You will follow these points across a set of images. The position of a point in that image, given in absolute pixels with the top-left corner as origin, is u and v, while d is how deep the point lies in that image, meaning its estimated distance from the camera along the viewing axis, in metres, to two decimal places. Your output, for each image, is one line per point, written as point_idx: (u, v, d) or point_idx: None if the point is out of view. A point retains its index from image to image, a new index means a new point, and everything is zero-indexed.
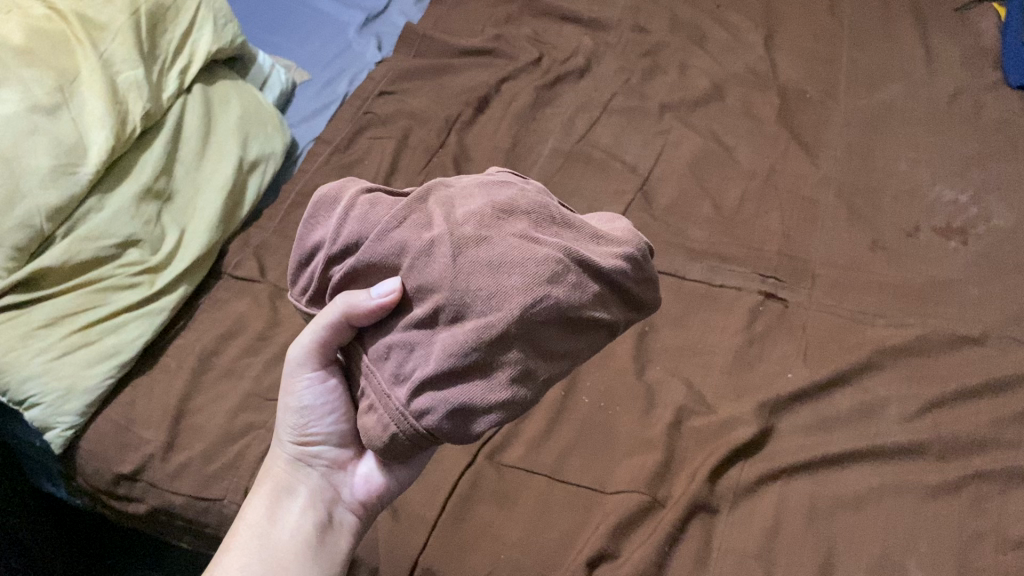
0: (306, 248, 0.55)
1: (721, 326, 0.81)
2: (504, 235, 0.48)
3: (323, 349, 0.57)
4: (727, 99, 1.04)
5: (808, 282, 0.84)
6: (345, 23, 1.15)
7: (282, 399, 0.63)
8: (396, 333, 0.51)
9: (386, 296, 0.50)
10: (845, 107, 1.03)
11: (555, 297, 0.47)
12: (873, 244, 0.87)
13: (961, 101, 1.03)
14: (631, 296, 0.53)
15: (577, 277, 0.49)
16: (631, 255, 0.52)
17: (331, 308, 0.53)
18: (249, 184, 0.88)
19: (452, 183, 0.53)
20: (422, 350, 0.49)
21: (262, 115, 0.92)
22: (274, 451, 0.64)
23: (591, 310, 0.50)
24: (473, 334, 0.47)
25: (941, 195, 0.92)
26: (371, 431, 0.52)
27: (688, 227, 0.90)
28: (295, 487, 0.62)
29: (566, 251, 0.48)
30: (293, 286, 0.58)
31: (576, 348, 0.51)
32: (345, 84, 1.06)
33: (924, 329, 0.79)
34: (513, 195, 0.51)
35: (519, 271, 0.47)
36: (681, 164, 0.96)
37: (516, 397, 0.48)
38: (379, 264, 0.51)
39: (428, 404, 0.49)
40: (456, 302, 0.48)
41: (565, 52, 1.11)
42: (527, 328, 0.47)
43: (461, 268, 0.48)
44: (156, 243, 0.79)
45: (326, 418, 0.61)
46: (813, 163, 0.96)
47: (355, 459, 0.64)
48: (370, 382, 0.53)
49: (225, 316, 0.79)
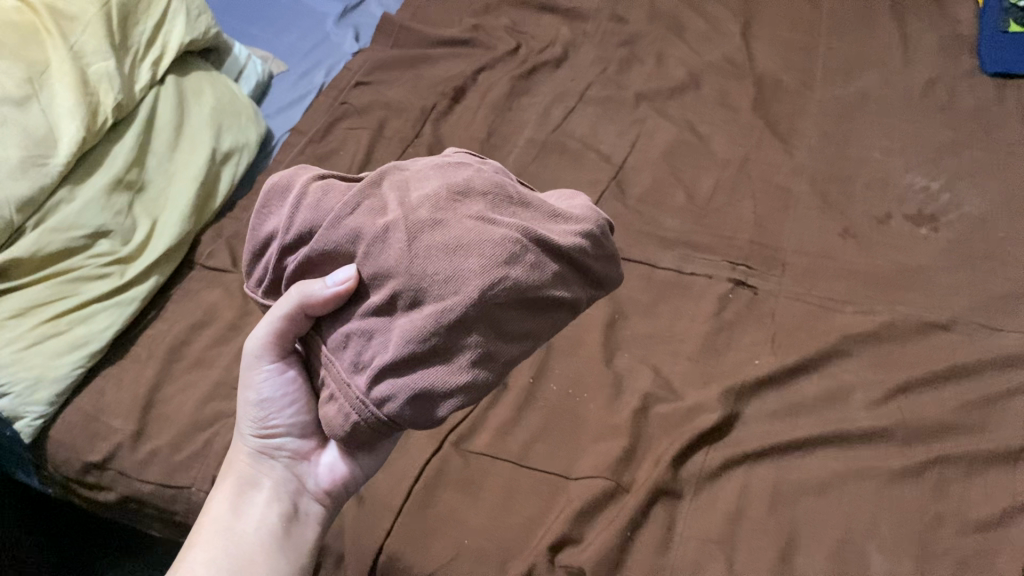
0: (259, 238, 0.55)
1: (691, 314, 0.81)
2: (459, 218, 0.49)
3: (281, 340, 0.58)
4: (703, 88, 1.05)
5: (778, 270, 0.85)
6: (323, 13, 1.15)
7: (243, 392, 0.63)
8: (353, 321, 0.51)
9: (341, 284, 0.50)
10: (821, 96, 1.03)
11: (513, 278, 0.48)
12: (844, 231, 0.88)
13: (936, 89, 1.03)
14: (592, 272, 0.54)
15: (536, 257, 0.50)
16: (590, 232, 0.53)
17: (287, 299, 0.53)
18: (223, 176, 0.89)
19: (406, 166, 0.53)
20: (380, 337, 0.50)
21: (235, 106, 0.93)
22: (235, 444, 0.65)
23: (551, 289, 0.50)
24: (431, 319, 0.47)
25: (913, 183, 0.92)
26: (332, 420, 0.53)
27: (661, 216, 0.90)
28: (258, 479, 0.62)
29: (523, 231, 0.49)
30: (249, 278, 0.58)
31: (537, 328, 0.52)
32: (321, 75, 1.06)
33: (892, 316, 0.79)
34: (468, 177, 0.52)
35: (476, 253, 0.48)
36: (655, 154, 0.97)
37: (477, 380, 0.49)
38: (333, 252, 0.51)
39: (388, 391, 0.49)
40: (413, 287, 0.48)
41: (543, 42, 1.11)
42: (486, 311, 0.48)
43: (417, 252, 0.48)
44: (127, 234, 0.79)
45: (286, 410, 0.62)
46: (786, 151, 0.96)
47: (318, 449, 0.65)
48: (329, 371, 0.53)
49: (197, 306, 0.80)
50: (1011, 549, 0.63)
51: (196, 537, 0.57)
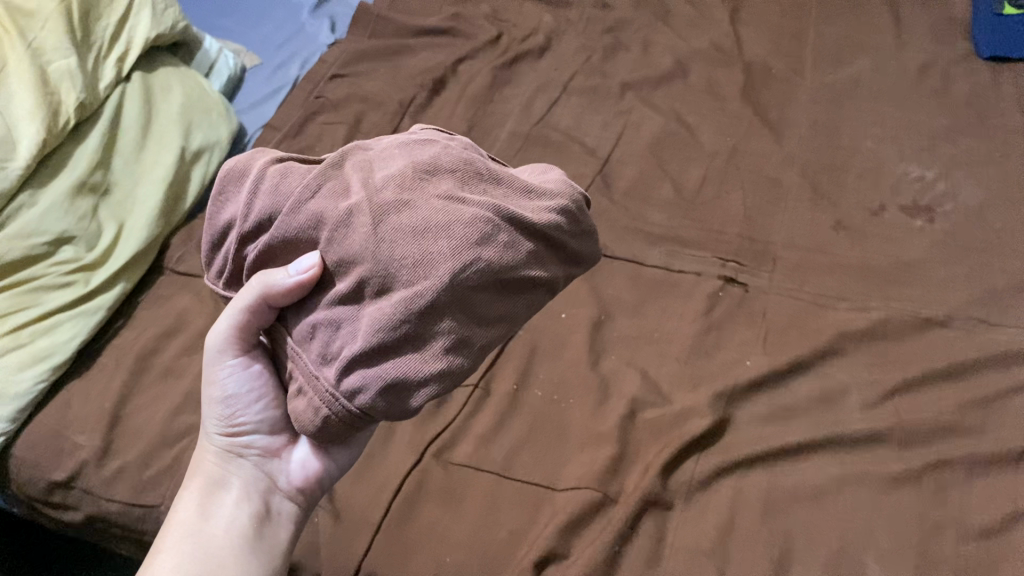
0: (218, 225, 0.53)
1: (680, 313, 0.78)
2: (426, 199, 0.46)
3: (245, 333, 0.56)
4: (691, 76, 1.02)
5: (769, 265, 0.82)
6: (298, 3, 1.10)
7: (208, 390, 0.61)
8: (317, 310, 0.49)
9: (305, 273, 0.48)
10: (811, 83, 1.00)
11: (485, 260, 0.46)
12: (836, 224, 0.85)
13: (929, 75, 1.00)
14: (568, 250, 0.52)
15: (509, 237, 0.47)
16: (563, 208, 0.51)
17: (248, 291, 0.51)
18: (194, 175, 0.85)
19: (370, 146, 0.51)
20: (347, 327, 0.47)
21: (206, 101, 0.89)
22: (202, 445, 0.62)
23: (525, 269, 0.48)
24: (401, 306, 0.45)
25: (906, 172, 0.89)
26: (302, 415, 0.50)
27: (647, 211, 0.87)
28: (227, 479, 0.59)
29: (494, 210, 0.47)
30: (210, 269, 0.56)
31: (513, 311, 0.49)
32: (296, 68, 1.02)
33: (887, 312, 0.77)
34: (435, 154, 0.49)
35: (445, 235, 0.45)
36: (642, 145, 0.94)
37: (452, 368, 0.46)
38: (294, 239, 0.48)
39: (358, 383, 0.46)
40: (381, 273, 0.45)
41: (525, 30, 1.08)
42: (458, 295, 0.45)
43: (383, 236, 0.46)
44: (91, 240, 0.76)
45: (254, 406, 0.60)
46: (776, 142, 0.93)
47: (289, 446, 0.62)
48: (296, 364, 0.50)
49: (166, 313, 0.77)
50: (1014, 555, 0.61)
51: (162, 541, 0.54)
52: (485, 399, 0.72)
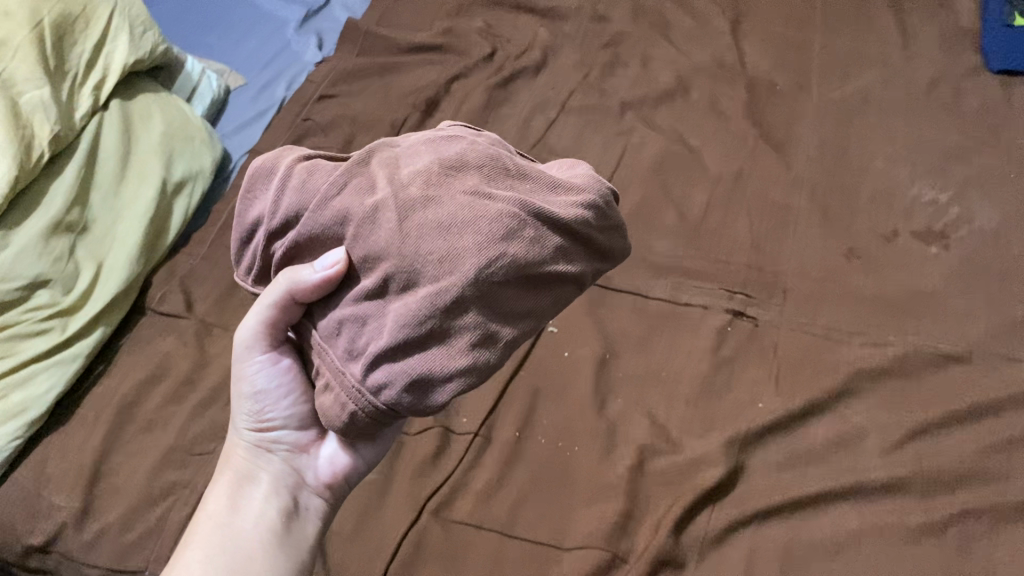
0: (246, 223, 0.51)
1: (687, 348, 0.74)
2: (452, 194, 0.45)
3: (272, 329, 0.54)
4: (693, 93, 0.98)
5: (778, 297, 0.78)
6: (284, 19, 1.06)
7: (239, 385, 0.60)
8: (344, 306, 0.48)
9: (331, 268, 0.47)
10: (818, 100, 0.97)
11: (511, 256, 0.44)
12: (848, 252, 0.81)
13: (939, 89, 0.97)
14: (597, 246, 0.49)
15: (535, 232, 0.45)
16: (593, 203, 0.48)
17: (275, 287, 0.50)
18: (176, 208, 0.81)
19: (397, 142, 0.49)
20: (374, 323, 0.46)
21: (188, 127, 0.85)
22: (233, 439, 0.61)
23: (552, 265, 0.46)
24: (427, 301, 0.43)
25: (919, 195, 0.86)
26: (328, 411, 0.49)
27: (651, 238, 0.84)
28: (255, 475, 0.58)
29: (521, 205, 0.45)
30: (238, 267, 0.55)
31: (541, 306, 0.47)
32: (282, 88, 0.98)
33: (904, 348, 0.74)
34: (461, 150, 0.47)
35: (472, 230, 0.44)
36: (643, 168, 0.90)
37: (478, 363, 0.44)
38: (321, 235, 0.47)
39: (384, 378, 0.45)
40: (406, 270, 0.44)
41: (520, 46, 1.04)
42: (485, 291, 0.44)
43: (409, 232, 0.44)
44: (68, 282, 0.72)
45: (283, 402, 0.58)
46: (783, 163, 0.90)
47: (318, 441, 0.60)
48: (322, 360, 0.49)
49: (148, 358, 0.73)
50: None
51: (191, 535, 0.53)
52: (486, 447, 0.69)
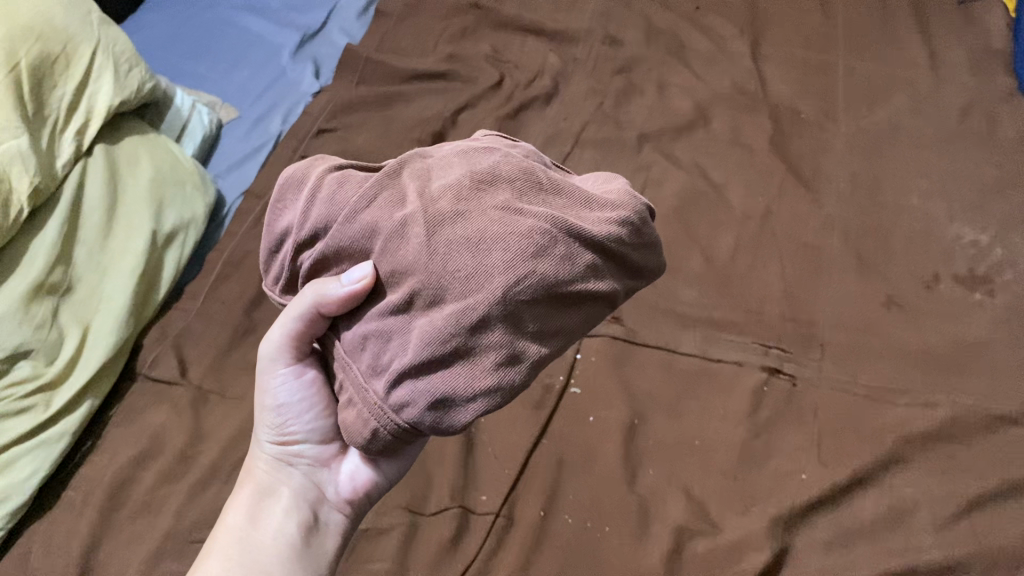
0: (275, 233, 0.50)
1: (722, 413, 0.69)
2: (483, 208, 0.42)
3: (297, 342, 0.53)
4: (713, 123, 0.93)
5: (816, 351, 0.73)
6: (278, 46, 1.00)
7: (260, 398, 0.59)
8: (370, 320, 0.45)
9: (357, 282, 0.45)
10: (845, 129, 0.92)
11: (540, 274, 0.41)
12: (887, 300, 0.76)
13: (973, 115, 0.92)
14: (632, 262, 0.46)
15: (567, 249, 0.42)
16: (629, 220, 0.45)
17: (302, 299, 0.48)
18: (168, 260, 0.76)
19: (430, 151, 0.47)
20: (398, 338, 0.43)
21: (178, 171, 0.80)
22: (254, 451, 0.60)
23: (584, 283, 0.43)
24: (452, 319, 0.41)
25: (959, 235, 0.81)
26: (350, 428, 0.46)
27: (677, 285, 0.78)
28: (276, 488, 0.57)
29: (553, 220, 0.42)
30: (266, 275, 0.54)
31: (571, 325, 0.44)
32: (278, 122, 0.92)
33: (953, 410, 0.68)
34: (494, 162, 0.44)
35: (500, 246, 0.41)
36: (665, 209, 0.85)
37: (504, 384, 0.42)
38: (348, 248, 0.46)
39: (406, 397, 0.43)
40: (432, 286, 0.42)
41: (528, 72, 0.98)
42: (513, 310, 0.41)
43: (436, 247, 0.42)
44: (52, 351, 0.66)
45: (305, 416, 0.58)
46: (813, 201, 0.84)
47: (340, 456, 0.60)
48: (346, 375, 0.47)
49: (141, 431, 0.67)
50: None
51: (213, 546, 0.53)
52: (509, 527, 0.63)
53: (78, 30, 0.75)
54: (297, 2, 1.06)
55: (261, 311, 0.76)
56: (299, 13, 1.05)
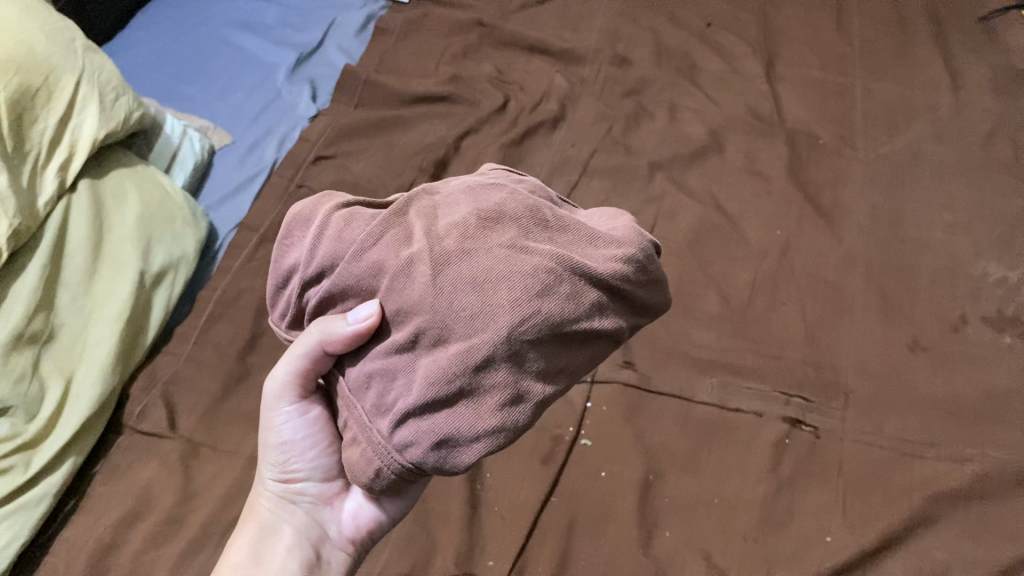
0: (283, 269, 0.48)
1: (742, 469, 0.66)
2: (489, 247, 0.41)
3: (303, 380, 0.53)
4: (727, 150, 0.89)
5: (839, 401, 0.69)
6: (273, 65, 0.96)
7: (264, 434, 0.59)
8: (375, 360, 0.44)
9: (363, 322, 0.43)
10: (865, 156, 0.88)
11: (545, 313, 0.39)
12: (912, 344, 0.73)
13: (998, 142, 0.88)
14: (638, 299, 0.44)
15: (572, 287, 0.40)
16: (636, 257, 0.43)
17: (308, 337, 0.47)
18: (157, 301, 0.72)
19: (438, 188, 0.46)
20: (403, 378, 0.42)
21: (167, 206, 0.76)
22: (257, 488, 0.60)
23: (590, 321, 0.41)
24: (456, 359, 0.40)
25: (985, 272, 0.77)
26: (355, 465, 0.46)
27: (691, 327, 0.75)
28: (279, 526, 0.58)
29: (560, 258, 0.40)
30: (273, 311, 0.52)
31: (578, 364, 0.43)
32: (273, 148, 0.88)
33: (985, 465, 0.65)
34: (501, 199, 0.43)
35: (505, 285, 0.39)
36: (678, 242, 0.81)
37: (507, 425, 0.40)
38: (355, 287, 0.44)
39: (410, 437, 0.41)
40: (437, 326, 0.40)
41: (534, 95, 0.94)
42: (518, 349, 0.40)
43: (441, 287, 0.40)
44: (32, 406, 0.62)
45: (309, 453, 0.58)
46: (834, 235, 0.81)
47: (342, 493, 0.60)
48: (351, 413, 0.46)
49: (128, 490, 0.64)
50: None
51: None
52: None
53: (61, 59, 0.71)
54: (294, 19, 1.02)
55: (255, 354, 0.72)
56: (295, 30, 1.01)
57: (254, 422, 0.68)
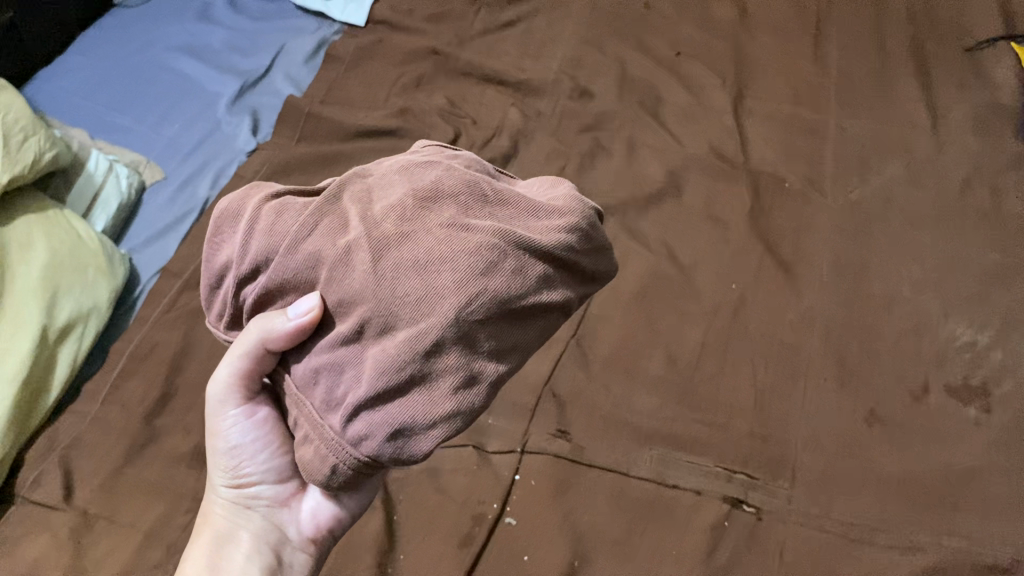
0: (214, 268, 0.46)
1: (674, 556, 0.61)
2: (428, 228, 0.40)
3: (247, 380, 0.51)
4: (686, 193, 0.84)
5: (786, 479, 0.64)
6: (215, 94, 0.92)
7: (212, 441, 0.57)
8: (318, 353, 0.43)
9: (305, 315, 0.42)
10: (833, 201, 0.82)
11: (492, 291, 0.39)
12: (868, 414, 0.68)
13: (976, 188, 0.82)
14: (584, 269, 0.44)
15: (517, 262, 0.40)
16: (578, 224, 0.44)
17: (248, 335, 0.45)
18: (62, 358, 0.67)
19: (371, 169, 0.44)
20: (350, 370, 0.41)
21: (81, 255, 0.71)
22: (209, 496, 0.58)
23: (538, 295, 0.41)
24: (405, 347, 0.39)
25: (954, 335, 0.72)
26: (310, 465, 0.43)
27: (634, 392, 0.70)
28: (235, 534, 0.56)
29: (502, 233, 0.40)
30: (210, 312, 0.49)
31: (528, 339, 0.43)
32: (206, 186, 0.84)
33: (939, 557, 0.60)
34: (437, 176, 0.42)
35: (449, 266, 0.39)
36: (626, 294, 0.76)
37: (463, 407, 0.40)
38: (293, 281, 0.42)
39: (364, 430, 0.40)
40: (382, 313, 0.39)
41: (486, 130, 0.90)
42: (467, 330, 0.39)
43: (383, 274, 0.39)
44: None
45: (260, 456, 0.56)
46: (793, 291, 0.75)
47: (299, 493, 0.58)
48: (300, 410, 0.44)
49: (12, 565, 0.59)
50: None
51: None
52: None
53: None
54: (241, 43, 0.98)
55: (165, 416, 0.68)
56: (242, 56, 0.96)
57: (158, 491, 0.64)
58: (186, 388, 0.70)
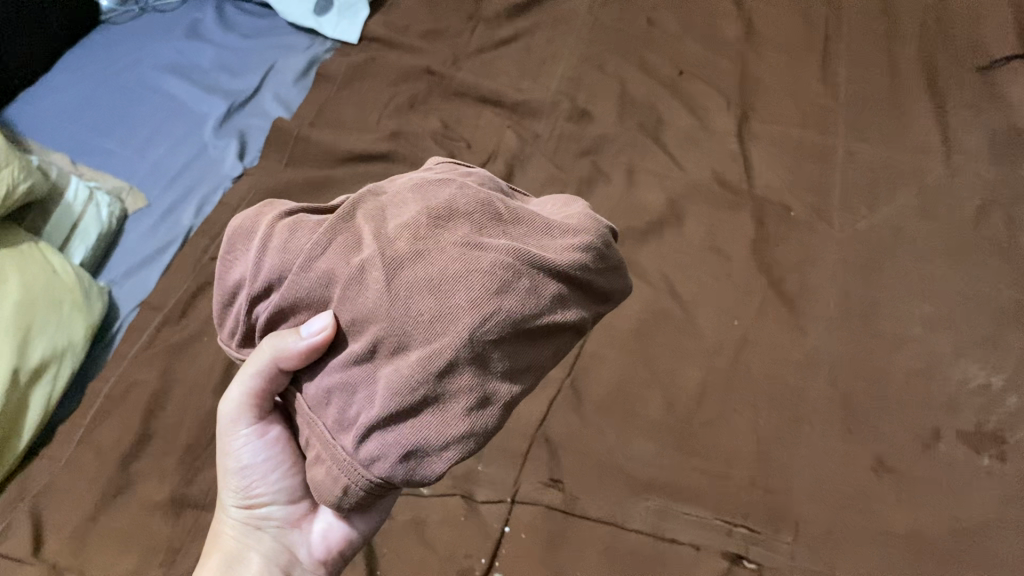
0: (226, 287, 0.44)
1: None
2: (442, 247, 0.38)
3: (260, 399, 0.49)
4: (687, 223, 0.81)
5: (788, 532, 0.61)
6: (202, 114, 0.89)
7: (223, 461, 0.55)
8: (331, 373, 0.40)
9: (318, 334, 0.39)
10: (840, 231, 0.79)
11: (506, 311, 0.37)
12: (876, 463, 0.64)
13: (991, 217, 0.78)
14: (597, 288, 0.43)
15: (531, 281, 0.38)
16: (591, 244, 0.42)
17: (260, 353, 0.43)
18: (33, 401, 0.64)
19: (383, 188, 0.42)
20: (363, 391, 0.39)
21: (55, 291, 0.68)
22: (219, 515, 0.56)
23: (552, 315, 0.39)
24: (418, 367, 0.37)
25: (967, 377, 0.68)
26: (322, 486, 0.41)
27: (630, 436, 0.67)
28: (245, 555, 0.53)
29: (515, 253, 0.38)
30: (221, 331, 0.47)
31: (541, 360, 0.41)
32: (189, 214, 0.81)
33: None
34: (451, 194, 0.40)
35: (463, 285, 0.37)
36: (623, 331, 0.73)
37: (477, 428, 0.38)
38: (307, 300, 0.40)
39: (377, 451, 0.38)
40: (395, 333, 0.37)
41: (481, 154, 0.87)
42: (481, 351, 0.37)
43: (396, 292, 0.37)
44: None
45: (271, 476, 0.54)
46: (797, 328, 0.72)
47: (311, 514, 0.55)
48: (312, 431, 0.42)
49: None
50: None
51: None
52: None
53: None
54: (231, 61, 0.95)
55: (140, 461, 0.65)
56: (231, 75, 0.94)
57: (129, 542, 0.61)
58: (164, 430, 0.67)
